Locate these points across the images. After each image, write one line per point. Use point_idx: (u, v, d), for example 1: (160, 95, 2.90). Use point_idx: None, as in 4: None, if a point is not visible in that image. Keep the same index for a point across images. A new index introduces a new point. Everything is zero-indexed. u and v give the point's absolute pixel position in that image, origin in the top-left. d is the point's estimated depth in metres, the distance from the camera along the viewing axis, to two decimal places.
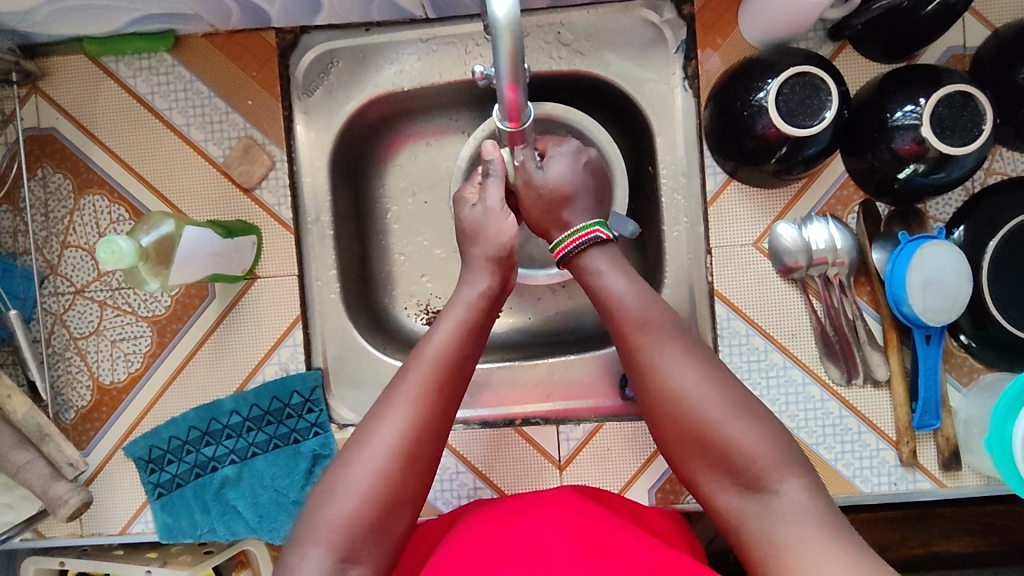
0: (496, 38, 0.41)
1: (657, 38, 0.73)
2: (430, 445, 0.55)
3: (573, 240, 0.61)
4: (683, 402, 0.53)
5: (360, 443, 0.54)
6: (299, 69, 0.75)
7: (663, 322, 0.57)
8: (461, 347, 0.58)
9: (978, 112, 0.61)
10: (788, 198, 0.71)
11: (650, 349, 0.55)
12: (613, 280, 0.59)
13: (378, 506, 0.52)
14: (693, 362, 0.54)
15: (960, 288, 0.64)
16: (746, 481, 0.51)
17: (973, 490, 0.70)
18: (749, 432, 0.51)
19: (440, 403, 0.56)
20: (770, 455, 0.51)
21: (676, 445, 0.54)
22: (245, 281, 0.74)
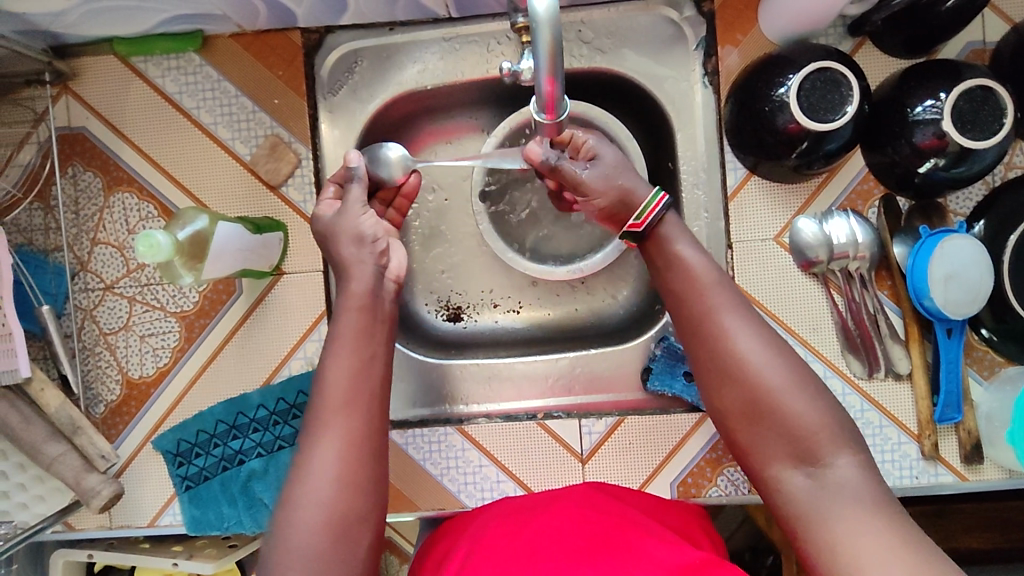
0: (535, 30, 0.42)
1: (677, 35, 0.74)
2: (364, 462, 0.54)
3: (654, 207, 0.62)
4: (747, 369, 0.54)
5: (297, 478, 0.53)
6: (324, 68, 0.76)
7: (730, 292, 0.57)
8: (363, 350, 0.58)
9: (999, 106, 0.62)
10: (808, 193, 0.72)
11: (720, 313, 0.56)
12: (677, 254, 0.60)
13: (333, 532, 0.51)
14: (759, 333, 0.55)
15: (981, 281, 0.65)
16: (802, 455, 0.51)
17: (995, 484, 0.70)
18: (810, 403, 0.53)
19: (358, 418, 0.55)
20: (828, 427, 0.52)
21: (733, 414, 0.55)
22: (272, 277, 0.75)
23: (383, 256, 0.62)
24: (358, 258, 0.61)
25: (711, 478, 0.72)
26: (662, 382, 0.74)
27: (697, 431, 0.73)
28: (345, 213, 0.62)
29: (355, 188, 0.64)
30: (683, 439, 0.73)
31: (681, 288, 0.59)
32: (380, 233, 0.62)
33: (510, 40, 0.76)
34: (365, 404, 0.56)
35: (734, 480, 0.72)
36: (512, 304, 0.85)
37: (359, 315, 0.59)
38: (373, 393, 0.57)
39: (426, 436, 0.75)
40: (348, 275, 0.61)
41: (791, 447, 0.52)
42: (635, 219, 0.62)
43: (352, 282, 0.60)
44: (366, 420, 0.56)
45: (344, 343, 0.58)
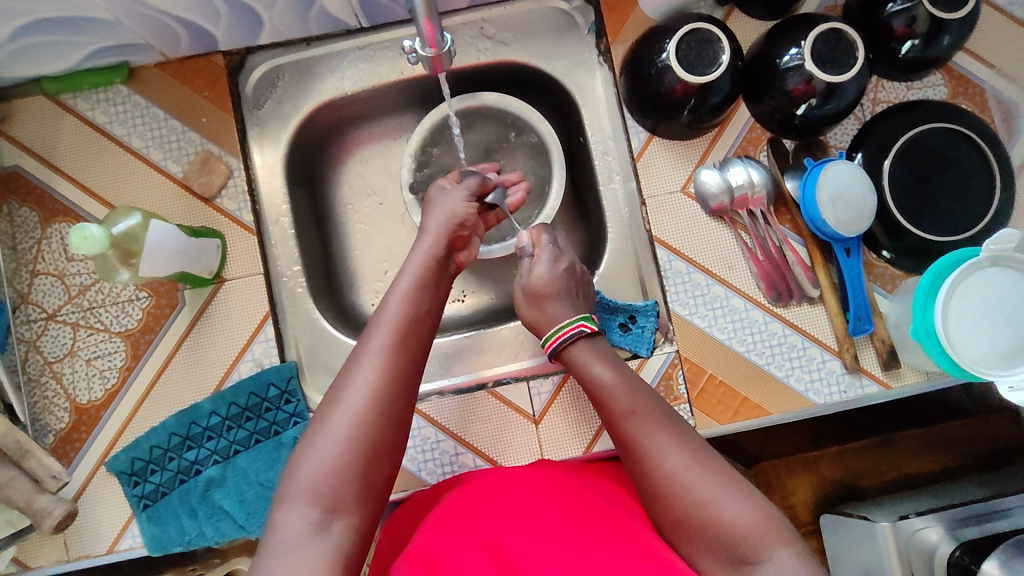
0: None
1: (569, 23, 0.82)
2: (400, 396, 0.59)
3: (564, 333, 0.68)
4: (671, 481, 0.55)
5: (338, 396, 0.58)
6: (248, 85, 0.81)
7: (649, 406, 0.61)
8: (421, 308, 0.66)
9: (851, 45, 0.70)
10: (704, 145, 0.79)
11: (642, 436, 0.58)
12: (598, 371, 0.65)
13: (361, 452, 0.56)
14: (682, 448, 0.57)
15: (865, 198, 0.72)
16: (739, 556, 0.51)
17: (916, 387, 0.76)
18: (742, 508, 0.53)
19: (404, 359, 0.61)
20: (763, 528, 0.51)
21: (672, 524, 0.55)
22: (213, 284, 0.77)
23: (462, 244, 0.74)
24: (439, 226, 0.72)
25: None
26: None
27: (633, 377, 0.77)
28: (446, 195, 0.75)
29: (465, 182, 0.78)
30: None
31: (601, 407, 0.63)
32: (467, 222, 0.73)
33: None
34: (413, 343, 0.63)
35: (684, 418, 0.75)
36: (455, 294, 0.90)
37: (424, 272, 0.69)
38: (419, 340, 0.64)
39: None
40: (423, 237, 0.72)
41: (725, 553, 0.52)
42: (544, 343, 0.69)
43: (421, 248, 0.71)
44: (410, 360, 0.62)
45: (404, 295, 0.66)
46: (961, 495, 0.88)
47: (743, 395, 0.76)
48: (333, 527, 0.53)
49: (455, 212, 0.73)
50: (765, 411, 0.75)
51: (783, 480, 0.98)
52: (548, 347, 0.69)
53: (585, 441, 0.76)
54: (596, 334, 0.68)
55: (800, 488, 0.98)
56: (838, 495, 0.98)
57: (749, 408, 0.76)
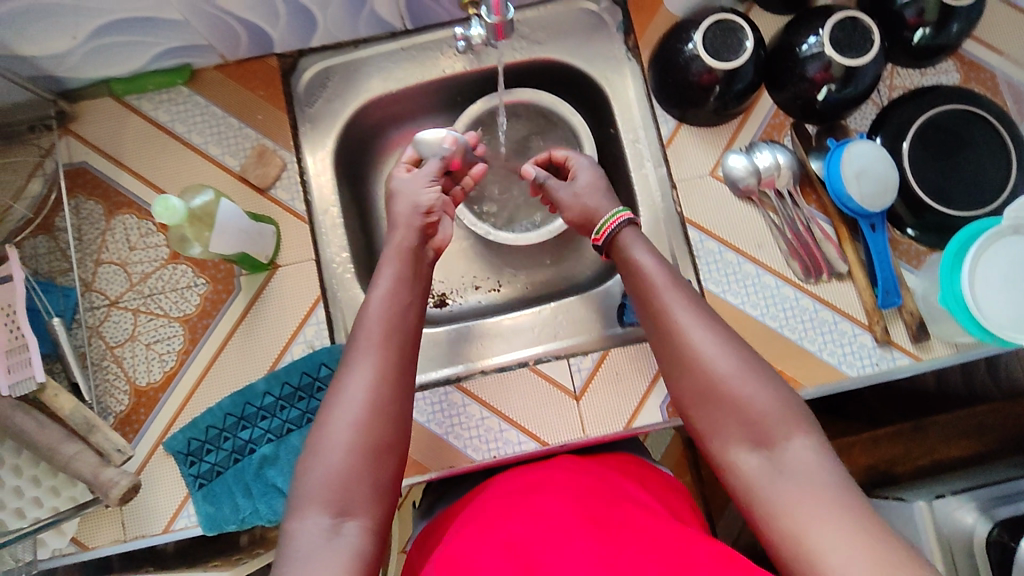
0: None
1: (599, 23, 0.87)
2: (395, 393, 0.60)
3: (616, 220, 0.71)
4: (696, 356, 0.59)
5: (334, 402, 0.59)
6: (300, 85, 0.86)
7: (682, 287, 0.64)
8: (403, 299, 0.67)
9: (866, 31, 0.75)
10: (730, 132, 0.83)
11: (676, 310, 0.62)
12: (641, 255, 0.67)
13: (364, 455, 0.57)
14: (709, 328, 0.60)
15: (887, 173, 0.75)
16: (757, 437, 0.55)
17: (946, 359, 0.78)
18: (761, 390, 0.56)
19: (394, 353, 0.62)
20: (783, 409, 0.55)
21: (692, 401, 0.59)
22: (268, 270, 0.81)
23: (429, 226, 0.74)
24: (408, 220, 0.72)
25: None
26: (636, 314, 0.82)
27: None
28: (414, 180, 0.76)
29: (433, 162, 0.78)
30: None
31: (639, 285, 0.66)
32: (437, 207, 0.75)
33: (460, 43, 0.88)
34: (400, 340, 0.64)
35: None
36: (491, 283, 0.96)
37: (401, 268, 0.69)
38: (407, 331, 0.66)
39: (429, 398, 0.79)
40: (395, 235, 0.72)
41: (745, 431, 0.56)
42: (596, 232, 0.72)
43: (397, 241, 0.72)
44: (399, 357, 0.63)
45: (385, 290, 0.67)
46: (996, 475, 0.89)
47: (778, 368, 0.78)
48: (347, 529, 0.54)
49: (424, 199, 0.74)
50: (801, 384, 0.78)
51: None
52: (599, 235, 0.71)
53: (626, 416, 0.78)
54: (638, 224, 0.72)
55: None
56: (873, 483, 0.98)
57: (786, 381, 0.78)
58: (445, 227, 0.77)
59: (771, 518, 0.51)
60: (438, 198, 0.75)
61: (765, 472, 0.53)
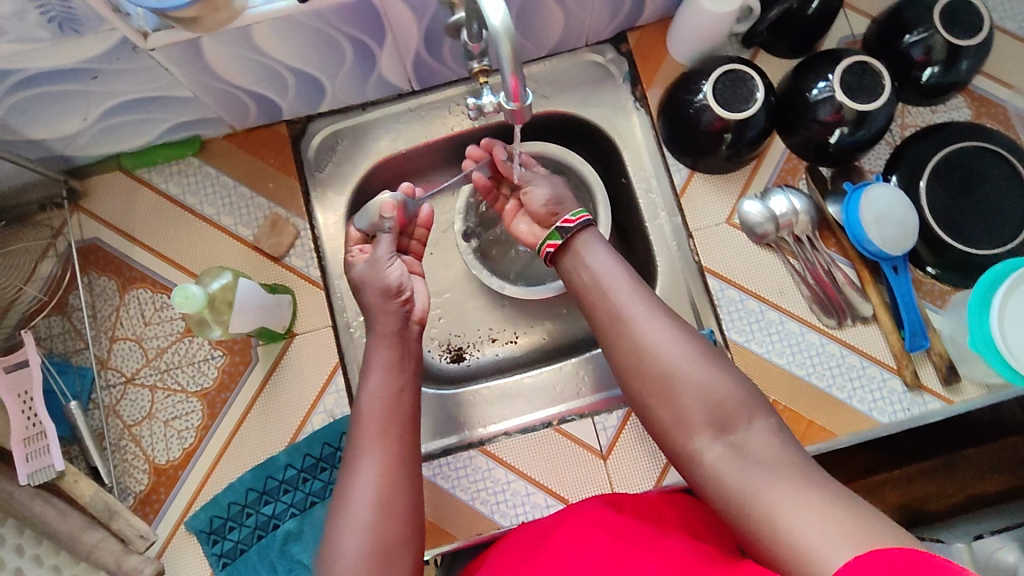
0: (500, 45, 0.49)
1: (605, 74, 0.88)
2: (400, 486, 0.60)
3: (578, 218, 0.69)
4: (649, 349, 0.60)
5: (342, 505, 0.59)
6: (309, 150, 0.86)
7: (637, 288, 0.64)
8: (396, 383, 0.67)
9: (876, 75, 0.75)
10: (744, 177, 0.83)
11: (631, 310, 0.62)
12: (594, 253, 0.67)
13: (376, 558, 0.57)
14: (660, 319, 0.61)
15: (907, 216, 0.75)
16: (716, 423, 0.55)
17: (979, 400, 0.76)
18: (716, 376, 0.57)
19: (394, 443, 0.63)
20: (737, 394, 0.56)
21: (650, 396, 0.59)
22: (285, 339, 0.80)
23: (406, 303, 0.72)
24: (384, 301, 0.71)
25: None
26: None
27: None
28: (372, 264, 0.74)
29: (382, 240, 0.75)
30: None
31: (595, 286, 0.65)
32: (404, 282, 0.73)
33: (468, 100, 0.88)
34: (401, 429, 0.64)
35: None
36: (509, 335, 0.95)
37: (391, 350, 0.69)
38: (405, 414, 0.65)
39: (453, 463, 0.78)
40: (376, 320, 0.71)
41: (708, 417, 0.56)
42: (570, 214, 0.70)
43: (380, 325, 0.71)
44: (401, 447, 0.63)
45: (378, 375, 0.67)
46: None
47: (808, 418, 0.76)
48: None
49: (391, 279, 0.72)
50: (832, 433, 0.76)
51: None
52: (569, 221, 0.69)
53: (655, 475, 0.77)
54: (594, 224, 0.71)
55: None
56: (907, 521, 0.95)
57: (816, 431, 0.76)
58: (420, 297, 0.75)
59: (756, 523, 0.50)
60: (404, 274, 0.73)
61: (735, 463, 0.53)
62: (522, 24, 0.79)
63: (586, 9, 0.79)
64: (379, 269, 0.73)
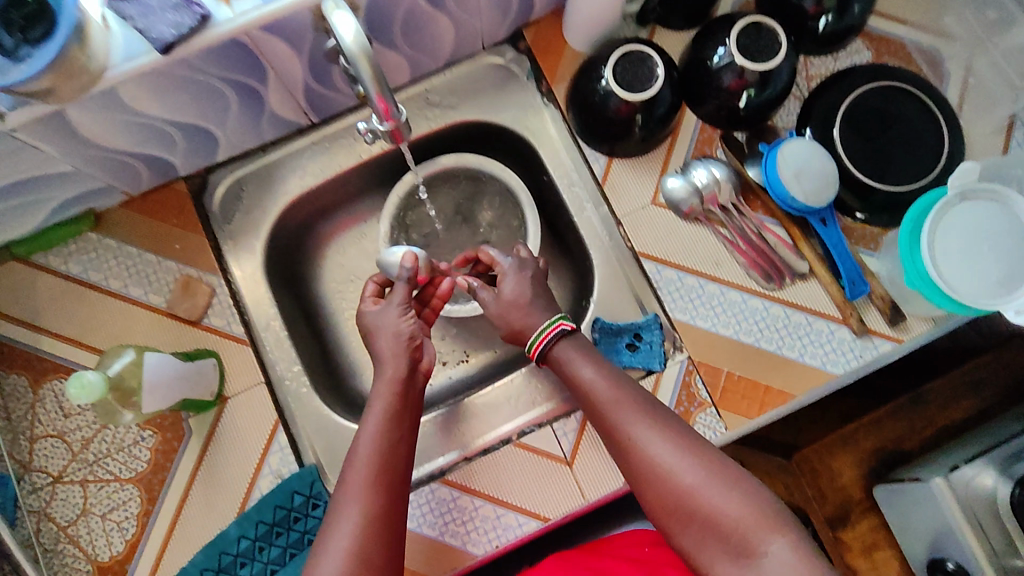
0: (356, 64, 0.48)
1: (508, 75, 0.84)
2: (384, 534, 0.56)
3: (548, 334, 0.70)
4: (663, 476, 0.58)
5: (318, 558, 0.54)
6: (214, 203, 0.82)
7: (636, 400, 0.64)
8: (394, 432, 0.63)
9: (772, 32, 0.74)
10: (662, 156, 0.81)
11: (631, 427, 0.62)
12: (582, 369, 0.68)
13: None
14: (667, 436, 0.60)
15: (825, 167, 0.74)
16: (735, 547, 0.54)
17: (927, 335, 0.76)
18: (728, 495, 0.56)
19: (381, 493, 0.58)
20: (757, 514, 0.55)
21: (666, 519, 0.58)
22: (217, 405, 0.75)
23: (417, 351, 0.69)
24: (393, 350, 0.68)
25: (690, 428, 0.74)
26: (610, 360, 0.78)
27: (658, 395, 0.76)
28: (384, 313, 0.70)
29: (400, 287, 0.72)
30: None
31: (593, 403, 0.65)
32: (416, 332, 0.70)
33: None
34: (393, 476, 0.59)
35: (713, 421, 0.74)
36: (458, 356, 0.91)
37: (393, 399, 0.65)
38: (401, 466, 0.61)
39: (415, 501, 0.73)
40: (382, 365, 0.67)
41: (724, 543, 0.55)
42: (528, 347, 0.71)
43: (386, 370, 0.67)
44: (389, 497, 0.58)
45: (373, 427, 0.62)
46: (1003, 432, 0.88)
47: (764, 384, 0.75)
48: None
49: (404, 324, 0.69)
50: (791, 395, 0.75)
51: (827, 463, 0.97)
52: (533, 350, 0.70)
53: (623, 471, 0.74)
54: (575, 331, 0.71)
55: (844, 467, 0.96)
56: (886, 465, 0.96)
57: (774, 395, 0.75)
58: (429, 350, 0.72)
59: None
60: (416, 324, 0.70)
61: None
62: (410, 39, 0.75)
63: (473, 14, 0.76)
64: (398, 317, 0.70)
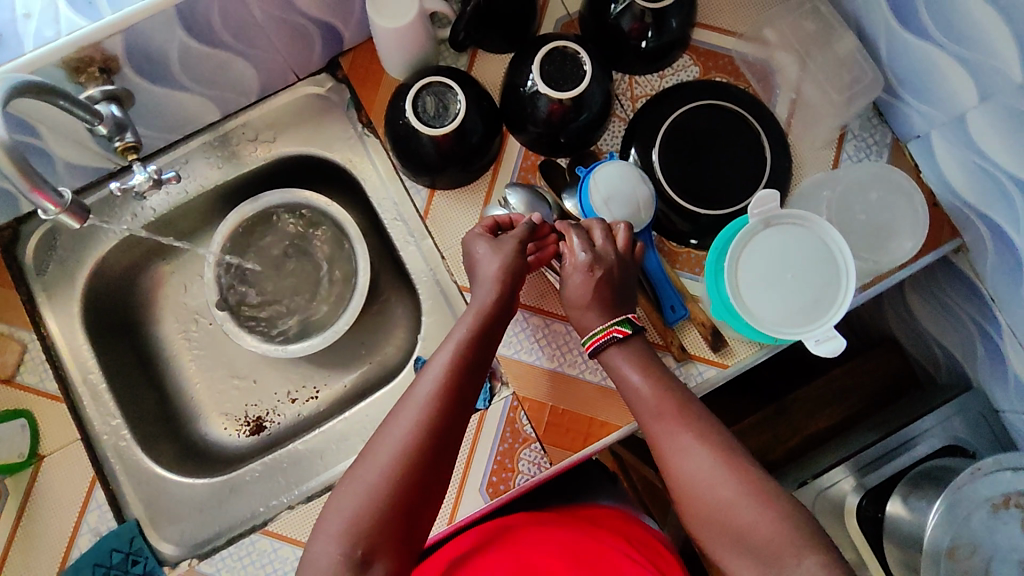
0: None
1: (328, 105, 0.82)
2: (439, 439, 0.58)
3: (602, 339, 0.65)
4: (697, 485, 0.58)
5: (368, 453, 0.58)
6: (27, 254, 0.79)
7: (684, 405, 0.62)
8: (480, 343, 0.63)
9: (575, 57, 0.72)
10: (485, 186, 0.79)
11: (665, 436, 0.61)
12: (630, 376, 0.65)
13: (390, 501, 0.55)
14: (704, 449, 0.59)
15: (636, 190, 0.71)
16: (768, 561, 0.54)
17: (754, 359, 0.73)
18: (762, 513, 0.56)
19: (439, 406, 0.58)
20: (784, 533, 0.54)
21: (701, 525, 0.58)
22: (32, 465, 0.73)
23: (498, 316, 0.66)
24: (493, 272, 0.66)
25: (514, 466, 0.74)
26: None
27: (482, 433, 0.74)
28: (486, 254, 0.68)
29: (494, 247, 0.68)
30: (473, 444, 0.74)
31: (631, 402, 0.65)
32: (508, 283, 0.66)
33: (205, 157, 0.82)
34: (448, 412, 0.59)
35: (534, 461, 0.74)
36: (309, 391, 0.88)
37: (482, 315, 0.64)
38: (472, 380, 0.61)
39: (234, 552, 0.71)
40: (477, 283, 0.67)
41: (754, 557, 0.55)
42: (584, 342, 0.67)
43: (481, 292, 0.66)
44: (448, 410, 0.59)
45: (452, 338, 0.63)
46: (856, 444, 0.86)
47: (587, 415, 0.74)
48: (366, 566, 0.53)
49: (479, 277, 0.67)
50: (615, 426, 0.73)
51: None
52: (589, 347, 0.66)
53: (447, 514, 0.73)
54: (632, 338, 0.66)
55: None
56: None
57: (599, 427, 0.74)
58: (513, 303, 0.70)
59: None
60: (504, 286, 0.66)
61: None
62: (203, 81, 0.72)
63: (268, 49, 0.72)
64: (499, 252, 0.67)
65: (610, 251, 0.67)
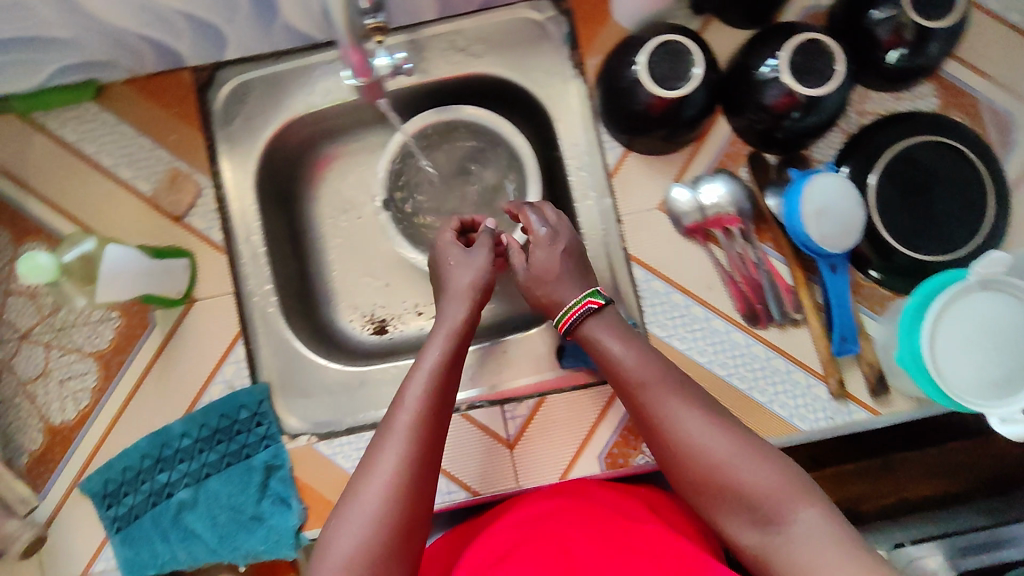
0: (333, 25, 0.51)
1: (542, 34, 0.79)
2: (428, 467, 0.56)
3: (578, 311, 0.64)
4: (691, 449, 0.55)
5: (358, 486, 0.55)
6: (217, 101, 0.79)
7: (666, 376, 0.59)
8: (452, 369, 0.62)
9: (828, 54, 0.67)
10: (683, 161, 0.76)
11: (659, 402, 0.58)
12: (613, 345, 0.62)
13: (395, 534, 0.53)
14: (696, 410, 0.57)
15: (851, 213, 0.69)
16: (760, 516, 0.52)
17: (908, 414, 0.71)
18: (758, 469, 0.53)
19: (423, 429, 0.57)
20: (786, 483, 0.52)
21: (696, 488, 0.55)
22: (184, 305, 0.77)
23: (477, 296, 0.68)
24: (467, 283, 0.68)
25: (637, 445, 0.73)
26: (576, 360, 0.76)
27: (613, 404, 0.75)
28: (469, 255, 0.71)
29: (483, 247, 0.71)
30: (600, 415, 0.74)
31: (612, 373, 0.62)
32: (485, 279, 0.69)
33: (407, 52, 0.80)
34: (433, 437, 0.58)
35: None
36: None
37: (453, 339, 0.64)
38: (447, 405, 0.61)
39: (354, 443, 0.74)
40: (444, 299, 0.68)
41: (752, 513, 0.52)
42: (557, 321, 0.66)
43: (453, 310, 0.67)
44: (432, 436, 0.57)
45: (427, 360, 0.62)
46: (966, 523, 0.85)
47: None
48: None
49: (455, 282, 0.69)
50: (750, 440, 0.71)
51: None
52: (563, 326, 0.65)
53: (561, 469, 0.74)
54: (605, 310, 0.65)
55: None
56: None
57: None
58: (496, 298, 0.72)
59: None
60: (483, 277, 0.69)
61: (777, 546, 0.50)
62: None
63: None
64: (474, 265, 0.70)
65: (565, 226, 0.70)
